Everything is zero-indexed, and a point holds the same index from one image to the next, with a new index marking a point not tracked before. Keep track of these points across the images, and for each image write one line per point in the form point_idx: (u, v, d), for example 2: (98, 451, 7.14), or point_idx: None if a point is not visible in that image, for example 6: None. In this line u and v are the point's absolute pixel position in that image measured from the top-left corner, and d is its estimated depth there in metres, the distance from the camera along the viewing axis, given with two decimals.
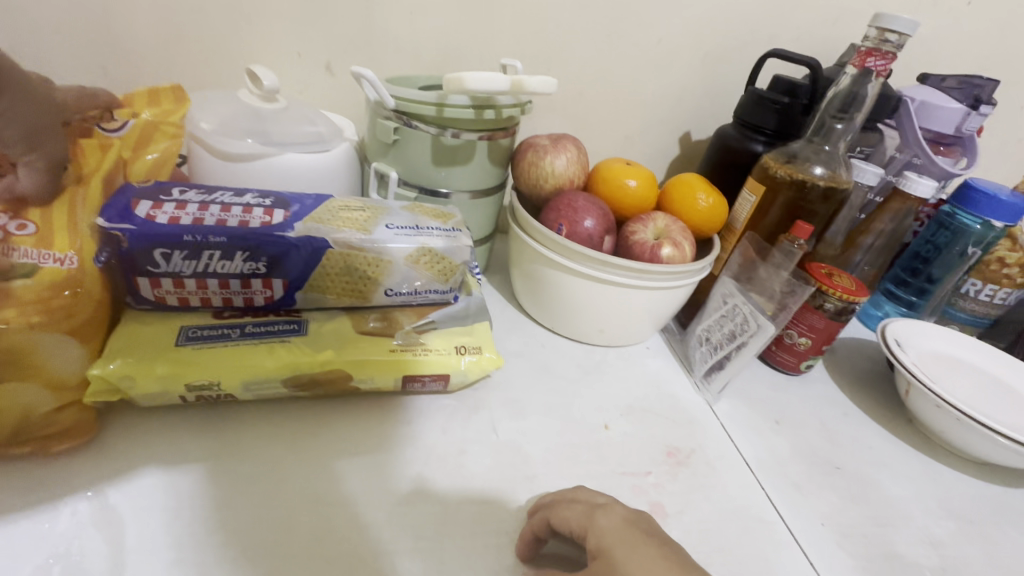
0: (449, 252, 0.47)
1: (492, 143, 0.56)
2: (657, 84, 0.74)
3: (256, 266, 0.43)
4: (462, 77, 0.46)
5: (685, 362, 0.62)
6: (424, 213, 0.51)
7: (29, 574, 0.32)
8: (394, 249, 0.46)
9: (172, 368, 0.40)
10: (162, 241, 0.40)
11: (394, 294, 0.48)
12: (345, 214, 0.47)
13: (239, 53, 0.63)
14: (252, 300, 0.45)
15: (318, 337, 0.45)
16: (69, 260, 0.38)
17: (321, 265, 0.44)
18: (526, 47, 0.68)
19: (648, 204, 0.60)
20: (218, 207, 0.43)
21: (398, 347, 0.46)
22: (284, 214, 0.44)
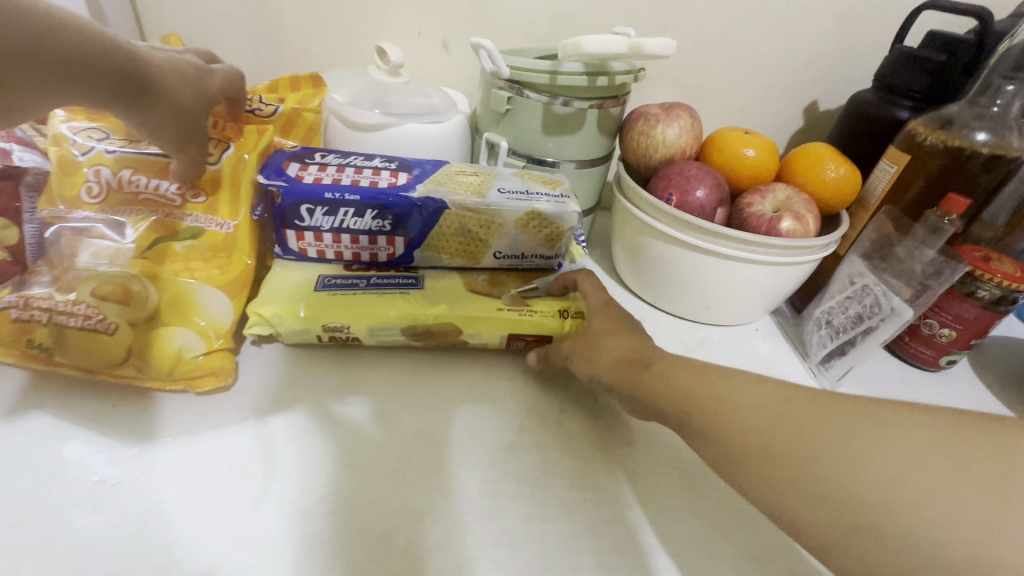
0: (558, 216, 0.49)
1: (602, 111, 0.55)
2: (782, 49, 0.68)
3: (383, 224, 0.48)
4: (579, 41, 0.46)
5: (799, 347, 0.58)
6: (534, 180, 0.54)
7: (206, 466, 0.37)
8: (506, 212, 0.48)
9: (311, 312, 0.45)
10: (308, 198, 0.46)
11: (502, 256, 0.51)
12: (461, 179, 0.50)
13: (368, 34, 0.68)
14: (377, 255, 0.50)
15: (433, 291, 0.49)
16: (226, 226, 0.46)
17: (438, 225, 0.49)
18: (639, 14, 0.66)
19: (767, 175, 0.56)
20: (352, 169, 0.49)
21: (506, 306, 0.49)
22: (407, 176, 0.49)
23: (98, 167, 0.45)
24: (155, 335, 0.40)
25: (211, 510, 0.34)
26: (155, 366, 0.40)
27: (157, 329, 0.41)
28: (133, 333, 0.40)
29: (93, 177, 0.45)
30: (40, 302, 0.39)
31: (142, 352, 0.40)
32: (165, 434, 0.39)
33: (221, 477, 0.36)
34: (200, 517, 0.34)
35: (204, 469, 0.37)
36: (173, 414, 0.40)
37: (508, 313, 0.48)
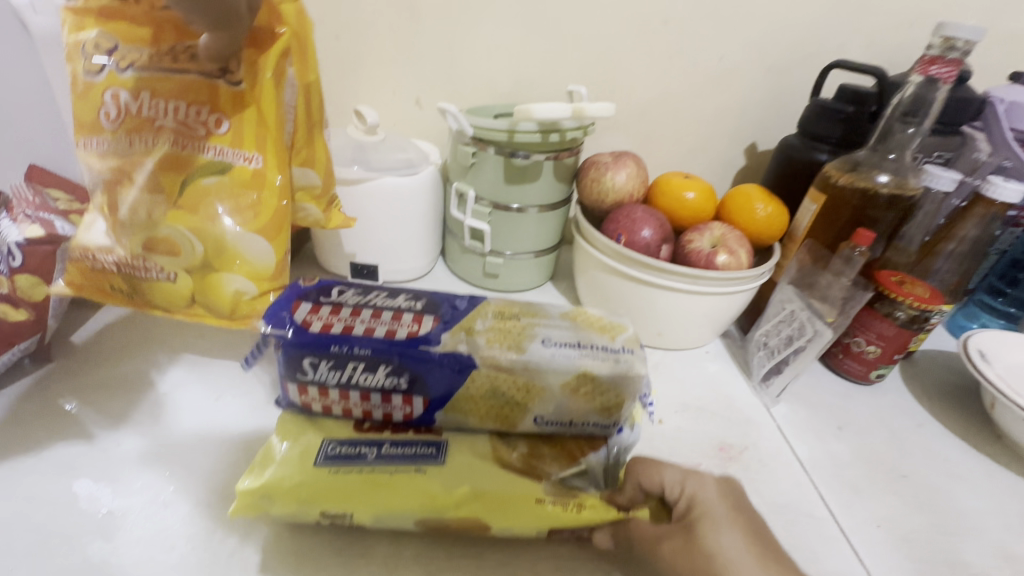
0: (612, 380, 0.42)
1: (558, 162, 0.62)
2: (719, 99, 0.76)
3: (398, 382, 0.42)
4: (530, 107, 0.53)
5: (744, 367, 0.64)
6: (589, 325, 0.48)
7: (202, 497, 0.41)
8: (548, 374, 0.42)
9: (314, 495, 0.39)
10: (312, 351, 0.41)
11: (545, 422, 0.45)
12: (502, 327, 0.45)
13: (347, 95, 0.75)
14: (392, 415, 0.44)
15: (455, 470, 0.41)
16: (252, 159, 0.50)
17: (464, 387, 0.43)
18: (591, 73, 0.74)
19: (706, 214, 0.63)
20: (369, 311, 0.44)
21: (547, 497, 0.41)
22: (432, 322, 0.44)
23: (113, 88, 0.48)
24: (212, 282, 0.50)
25: (208, 532, 0.39)
26: (218, 307, 0.51)
27: (213, 276, 0.51)
28: (191, 280, 0.51)
29: (109, 101, 0.48)
30: (105, 257, 0.49)
31: (207, 297, 0.51)
32: (164, 470, 0.43)
33: (216, 505, 0.41)
34: (198, 540, 0.39)
35: (201, 500, 0.41)
36: (171, 452, 0.44)
37: (552, 506, 0.40)
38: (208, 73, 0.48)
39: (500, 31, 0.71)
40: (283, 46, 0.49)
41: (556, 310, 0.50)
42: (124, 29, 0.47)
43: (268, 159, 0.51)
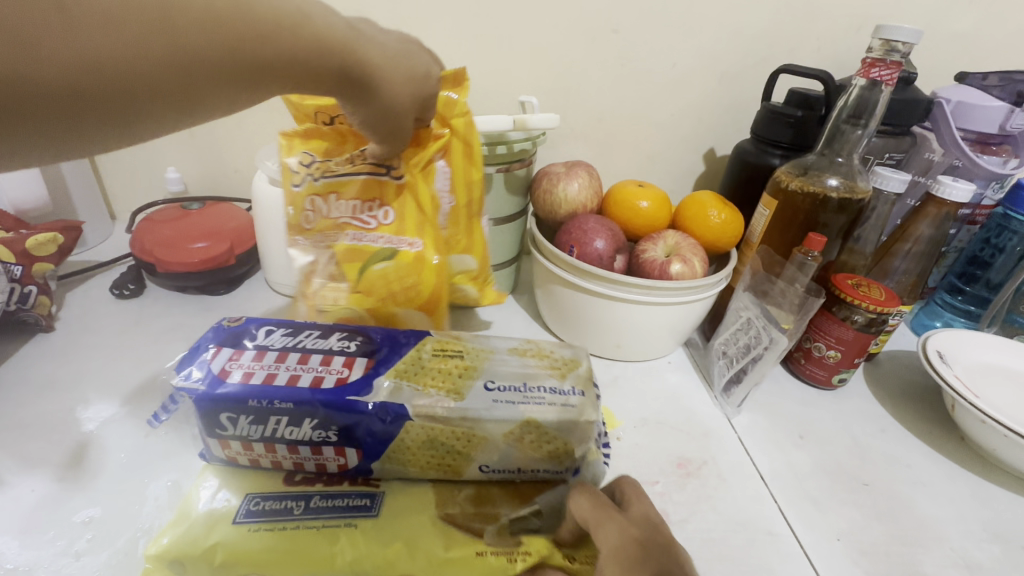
0: (557, 428, 0.41)
1: (509, 174, 0.61)
2: (675, 105, 0.76)
3: (327, 435, 0.40)
4: (471, 121, 0.51)
5: (705, 376, 0.62)
6: (539, 361, 0.46)
7: (121, 544, 0.39)
8: (491, 422, 0.41)
9: (230, 556, 0.37)
10: (228, 405, 0.39)
11: (490, 469, 0.43)
12: (442, 368, 0.44)
13: None
14: (325, 466, 0.42)
15: (387, 523, 0.40)
16: (415, 245, 0.50)
17: (398, 438, 0.41)
18: (543, 81, 0.73)
19: (661, 223, 0.62)
20: (295, 356, 0.42)
21: (489, 547, 0.39)
22: (363, 366, 0.43)
23: (312, 197, 0.49)
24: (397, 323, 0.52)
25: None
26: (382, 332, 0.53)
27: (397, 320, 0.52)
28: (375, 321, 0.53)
29: (311, 207, 0.50)
30: (301, 242, 0.51)
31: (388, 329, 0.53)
32: (82, 515, 0.40)
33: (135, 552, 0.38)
34: None
35: (119, 548, 0.38)
36: (91, 495, 0.42)
37: (492, 558, 0.39)
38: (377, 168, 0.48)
39: (447, 42, 0.70)
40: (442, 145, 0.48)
41: (502, 343, 0.48)
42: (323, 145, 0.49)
43: (427, 245, 0.50)
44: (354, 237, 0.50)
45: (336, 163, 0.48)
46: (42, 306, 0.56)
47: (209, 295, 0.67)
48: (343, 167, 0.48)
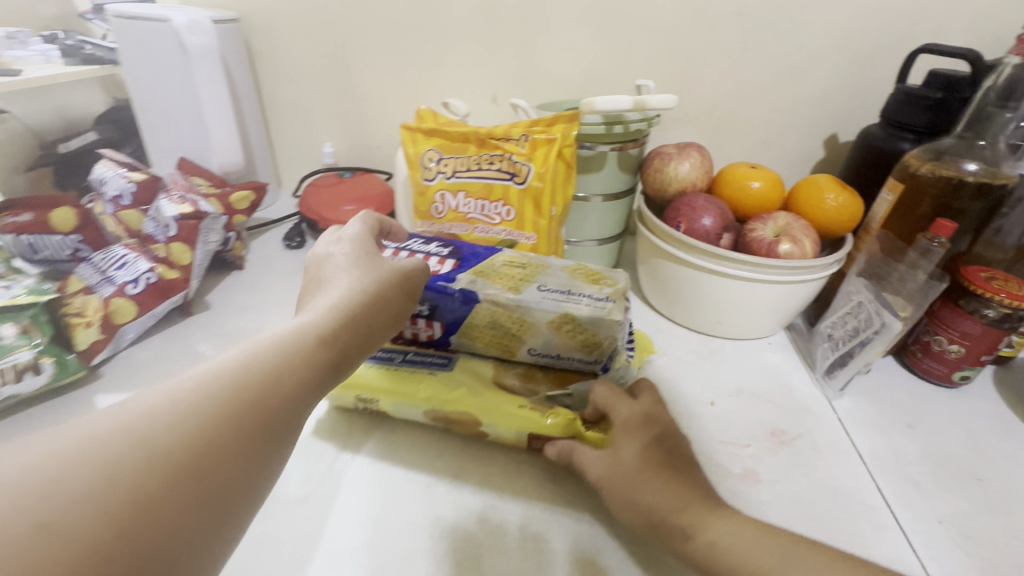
0: (591, 323, 0.44)
1: (622, 153, 0.65)
2: (796, 89, 0.75)
3: (422, 307, 0.48)
4: (593, 101, 0.56)
5: (808, 360, 0.62)
6: (584, 275, 0.48)
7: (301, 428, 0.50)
8: (538, 312, 0.45)
9: (350, 382, 0.48)
10: None
11: (537, 353, 0.47)
12: (506, 270, 0.48)
13: (432, 95, 0.84)
14: (418, 335, 0.50)
15: (460, 376, 0.48)
16: (531, 238, 0.57)
17: (470, 318, 0.47)
18: (661, 66, 0.76)
19: (773, 204, 0.63)
20: (406, 252, 0.50)
21: (529, 404, 0.46)
22: (453, 264, 0.49)
23: (442, 191, 0.57)
24: None
25: (308, 454, 0.47)
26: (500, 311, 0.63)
27: None
28: None
29: (440, 200, 0.57)
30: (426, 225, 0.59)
31: None
32: None
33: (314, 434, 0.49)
34: (299, 458, 0.46)
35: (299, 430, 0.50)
36: None
37: (530, 410, 0.45)
38: (502, 171, 0.56)
39: (572, 29, 0.76)
40: (559, 155, 0.55)
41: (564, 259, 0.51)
42: (457, 144, 0.57)
43: (542, 239, 0.57)
44: (480, 231, 0.57)
45: (462, 163, 0.57)
46: (238, 249, 0.70)
47: None
48: (476, 168, 0.56)
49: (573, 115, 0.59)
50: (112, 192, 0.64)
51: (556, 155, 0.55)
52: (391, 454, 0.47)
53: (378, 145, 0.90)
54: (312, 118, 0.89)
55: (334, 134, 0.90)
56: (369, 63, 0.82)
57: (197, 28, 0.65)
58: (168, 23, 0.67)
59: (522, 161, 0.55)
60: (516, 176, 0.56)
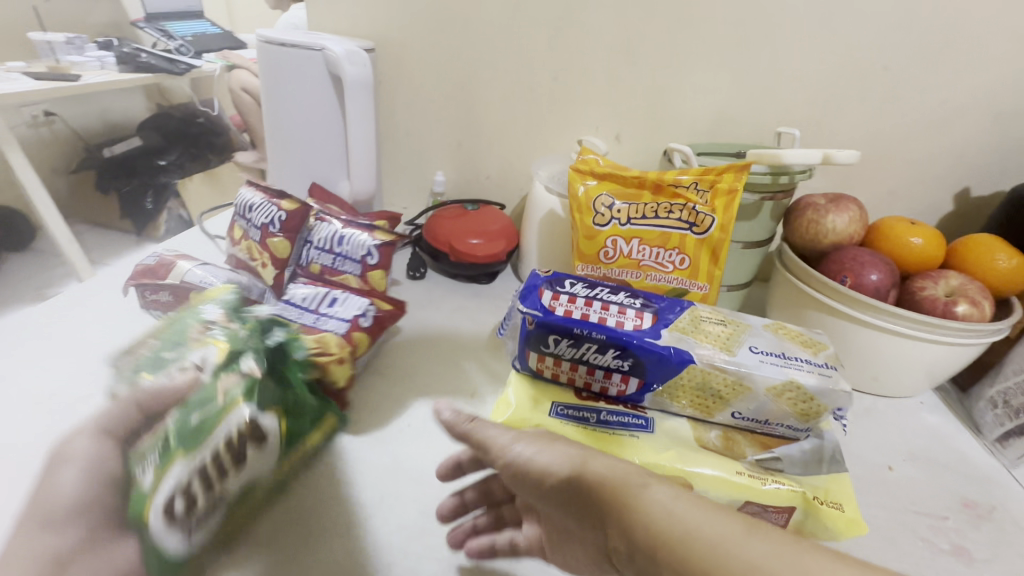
0: (819, 392, 0.42)
1: (775, 203, 0.64)
2: (934, 142, 0.75)
3: (622, 364, 0.47)
4: (779, 153, 0.55)
5: (970, 424, 0.61)
6: (789, 337, 0.48)
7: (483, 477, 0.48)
8: (759, 377, 0.43)
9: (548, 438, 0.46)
10: (558, 330, 0.47)
11: (741, 417, 0.46)
12: (709, 328, 0.47)
13: (553, 130, 0.83)
14: (607, 389, 0.49)
15: (661, 438, 0.46)
16: (704, 287, 0.56)
17: (678, 376, 0.45)
18: (795, 113, 0.76)
19: (934, 262, 0.62)
20: (599, 304, 0.49)
21: (744, 470, 0.44)
22: (651, 318, 0.48)
23: (615, 237, 0.56)
24: None
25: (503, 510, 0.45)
26: None
27: None
28: None
29: (611, 245, 0.57)
30: (592, 269, 0.58)
31: None
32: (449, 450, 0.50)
33: None
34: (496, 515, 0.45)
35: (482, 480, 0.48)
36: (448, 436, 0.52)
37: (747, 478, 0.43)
38: (681, 220, 0.55)
39: (709, 74, 0.76)
40: (740, 205, 0.54)
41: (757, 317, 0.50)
42: (630, 191, 0.56)
43: (715, 289, 0.56)
44: (652, 278, 0.56)
45: (637, 210, 0.56)
46: None
47: (474, 284, 0.78)
48: (653, 216, 0.56)
49: (744, 165, 0.58)
50: (262, 221, 0.64)
51: (737, 205, 0.54)
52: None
53: (489, 175, 0.89)
54: (426, 147, 0.89)
55: (446, 164, 0.90)
56: (494, 95, 0.83)
57: (354, 58, 0.66)
58: (320, 51, 0.67)
59: (702, 210, 0.54)
60: (695, 225, 0.55)
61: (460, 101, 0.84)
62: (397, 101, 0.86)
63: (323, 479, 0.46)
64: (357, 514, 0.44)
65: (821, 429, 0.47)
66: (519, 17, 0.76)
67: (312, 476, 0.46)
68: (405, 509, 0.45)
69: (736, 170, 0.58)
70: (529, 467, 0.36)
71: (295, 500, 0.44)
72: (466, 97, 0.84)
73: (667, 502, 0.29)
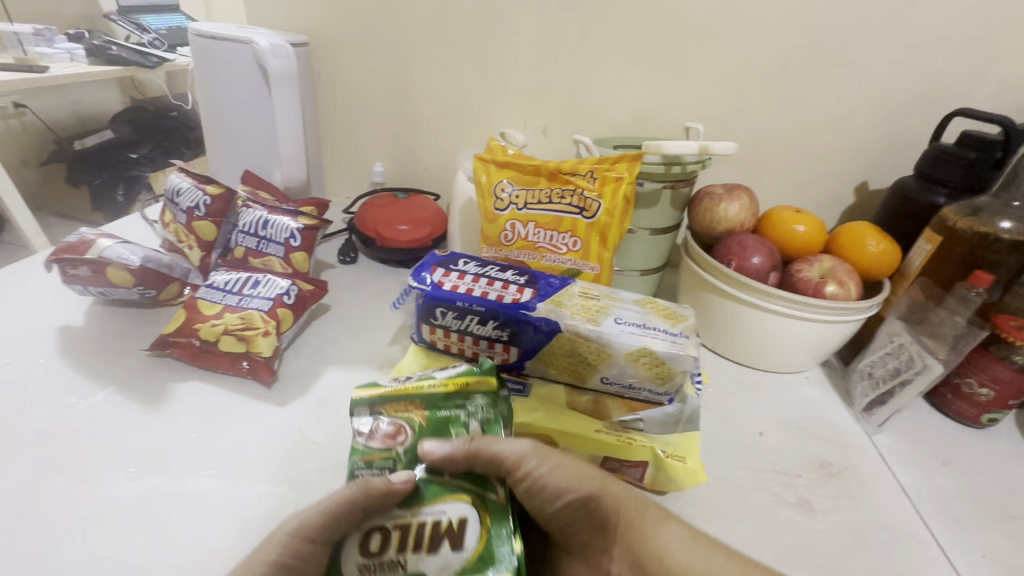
0: (669, 357, 0.47)
1: (674, 191, 0.69)
2: (833, 138, 0.80)
3: (501, 334, 0.51)
4: (661, 144, 0.60)
5: (846, 395, 0.66)
6: (655, 310, 0.52)
7: None
8: (618, 343, 0.48)
9: None
10: (442, 303, 0.51)
11: (609, 382, 0.50)
12: (582, 301, 0.52)
13: (484, 123, 0.87)
14: (492, 359, 0.53)
15: (537, 401, 0.51)
16: (595, 268, 0.60)
17: (550, 344, 0.50)
18: (706, 110, 0.81)
19: (815, 247, 0.67)
20: (485, 280, 0.53)
21: (605, 429, 0.49)
22: (531, 292, 0.52)
23: (513, 221, 0.60)
24: None
25: None
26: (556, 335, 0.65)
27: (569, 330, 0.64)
28: None
29: (510, 228, 0.61)
30: (494, 250, 0.62)
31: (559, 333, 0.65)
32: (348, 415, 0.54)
33: None
34: None
35: None
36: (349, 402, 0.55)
37: (605, 436, 0.48)
38: (572, 206, 0.59)
39: (626, 72, 0.80)
40: (626, 191, 0.58)
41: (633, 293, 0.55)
42: (528, 178, 0.61)
43: (604, 270, 0.61)
44: (547, 259, 0.61)
45: (533, 196, 0.60)
46: None
47: (404, 269, 0.83)
48: (547, 201, 0.60)
49: (637, 156, 0.63)
50: (187, 204, 0.67)
51: (623, 191, 0.58)
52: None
53: (426, 166, 0.93)
54: (366, 139, 0.93)
55: (385, 155, 0.93)
56: (427, 90, 0.86)
57: (280, 52, 0.70)
58: (248, 44, 0.70)
59: (591, 195, 0.59)
60: (584, 210, 0.59)
61: (395, 94, 0.88)
62: (336, 94, 0.90)
63: (226, 438, 0.50)
64: (252, 469, 0.47)
65: (684, 395, 0.51)
66: (448, 16, 0.80)
67: (216, 435, 0.50)
68: (299, 464, 0.49)
69: (629, 161, 0.63)
70: (547, 483, 0.40)
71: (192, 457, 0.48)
72: (401, 91, 0.87)
73: (672, 543, 0.40)
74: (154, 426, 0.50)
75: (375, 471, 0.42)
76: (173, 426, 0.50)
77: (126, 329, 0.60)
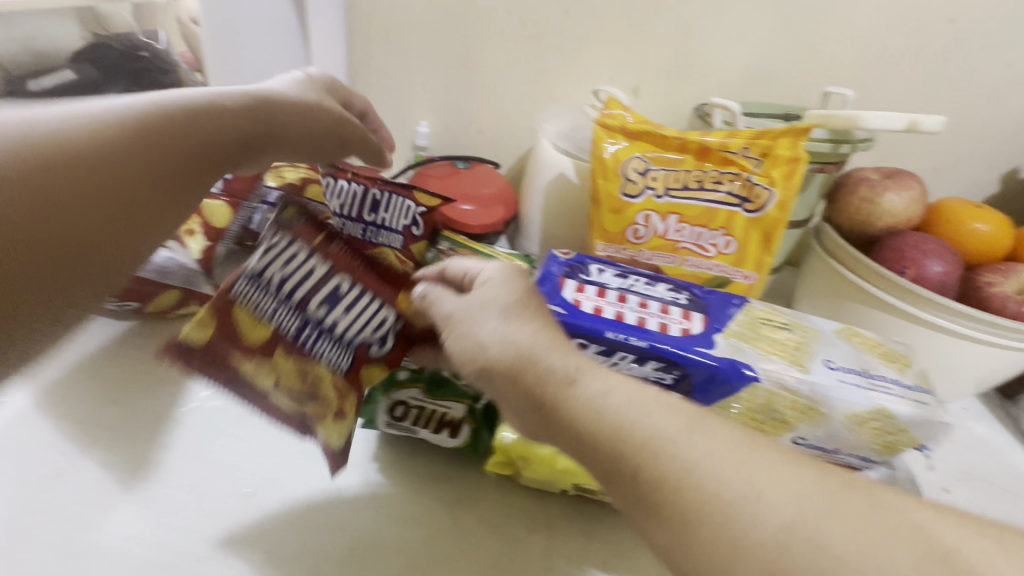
0: (913, 423, 0.34)
1: (821, 175, 0.54)
2: (991, 113, 0.65)
3: (663, 377, 0.37)
4: (858, 116, 0.45)
5: (1018, 434, 0.55)
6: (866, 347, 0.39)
7: (475, 513, 0.37)
8: (838, 402, 0.35)
9: (569, 465, 0.37)
10: (584, 333, 0.37)
11: (804, 445, 0.37)
12: (771, 334, 0.39)
13: (557, 78, 0.70)
14: None
15: None
16: (751, 277, 0.46)
17: (737, 397, 0.36)
18: (843, 71, 0.65)
19: (998, 252, 0.54)
20: (635, 299, 0.40)
21: None
22: (701, 320, 0.39)
23: (648, 211, 0.46)
24: None
25: (512, 561, 0.35)
26: None
27: None
28: None
29: (643, 222, 0.46)
30: (618, 249, 0.48)
31: None
32: (435, 475, 0.39)
33: (510, 529, 0.37)
34: (504, 565, 0.34)
35: (474, 517, 0.37)
36: (433, 456, 0.40)
37: None
38: (732, 194, 0.45)
39: (750, 17, 0.63)
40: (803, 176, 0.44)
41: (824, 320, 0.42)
42: (669, 154, 0.46)
43: (762, 279, 0.47)
44: (689, 264, 0.47)
45: (677, 178, 0.45)
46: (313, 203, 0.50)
47: None
48: (697, 186, 0.45)
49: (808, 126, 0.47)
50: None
51: (800, 176, 0.44)
52: (618, 560, 0.36)
53: (480, 129, 0.76)
54: (407, 91, 0.75)
55: (430, 113, 0.76)
56: (487, 30, 0.68)
57: None
58: None
59: (759, 180, 0.44)
60: (745, 200, 0.45)
61: (448, 35, 0.69)
62: (371, 34, 0.71)
63: (278, 520, 0.35)
64: (324, 568, 0.33)
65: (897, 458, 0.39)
66: None
67: (264, 515, 0.35)
68: (387, 562, 0.34)
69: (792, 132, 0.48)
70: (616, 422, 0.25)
71: (218, 549, 0.33)
72: (456, 30, 0.69)
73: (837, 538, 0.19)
74: (173, 501, 0.35)
75: (412, 362, 0.39)
76: (201, 504, 0.35)
77: (119, 350, 0.45)
